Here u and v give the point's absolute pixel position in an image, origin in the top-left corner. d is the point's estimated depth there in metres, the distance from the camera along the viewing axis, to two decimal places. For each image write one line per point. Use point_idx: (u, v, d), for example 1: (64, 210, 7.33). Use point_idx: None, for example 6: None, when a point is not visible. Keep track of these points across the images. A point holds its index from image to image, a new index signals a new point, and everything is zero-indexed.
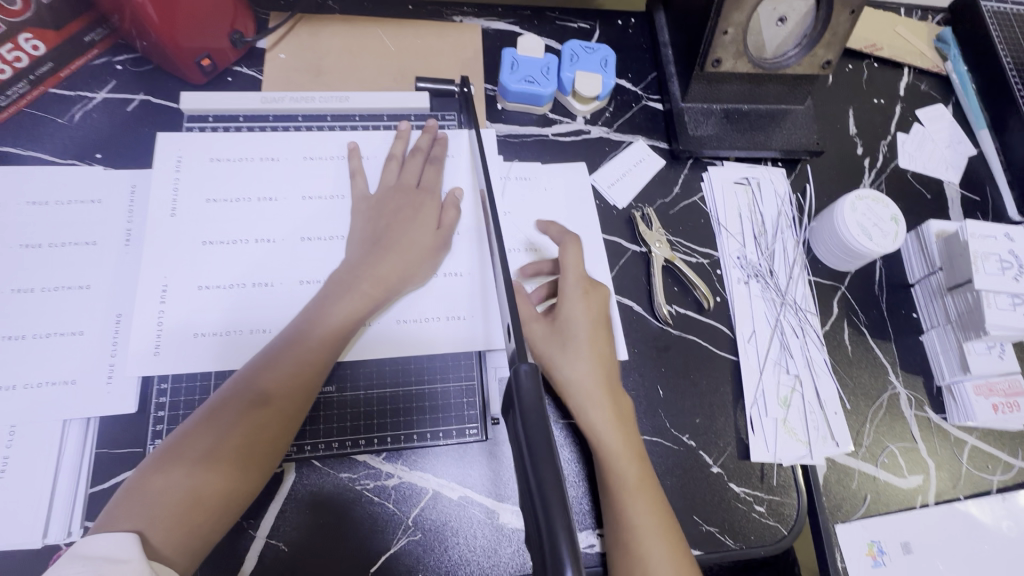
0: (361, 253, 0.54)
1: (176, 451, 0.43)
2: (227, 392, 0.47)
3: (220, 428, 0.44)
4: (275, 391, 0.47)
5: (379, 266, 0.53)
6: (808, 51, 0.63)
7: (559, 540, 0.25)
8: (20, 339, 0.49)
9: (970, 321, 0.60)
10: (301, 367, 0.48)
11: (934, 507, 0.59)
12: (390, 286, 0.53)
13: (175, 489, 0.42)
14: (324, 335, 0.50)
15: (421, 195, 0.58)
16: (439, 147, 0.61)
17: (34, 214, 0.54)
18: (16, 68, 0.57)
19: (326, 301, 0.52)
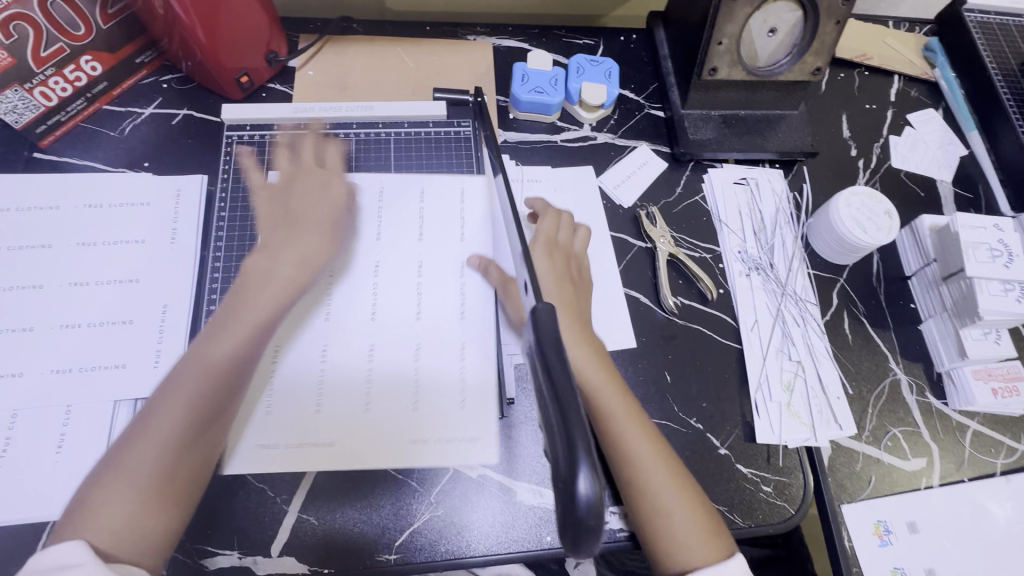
0: (275, 247, 0.56)
1: (110, 479, 0.44)
2: (147, 410, 0.47)
3: (148, 448, 0.45)
4: (201, 397, 0.47)
5: (297, 251, 0.56)
6: (799, 59, 0.68)
7: (578, 454, 0.29)
8: (76, 327, 0.54)
9: (964, 308, 0.62)
10: (221, 370, 0.49)
11: (938, 488, 0.60)
12: (296, 279, 0.55)
13: (122, 514, 0.43)
14: (236, 339, 0.50)
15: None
16: (437, 164, 0.64)
17: (90, 215, 0.59)
18: (76, 87, 0.62)
19: (225, 309, 0.52)
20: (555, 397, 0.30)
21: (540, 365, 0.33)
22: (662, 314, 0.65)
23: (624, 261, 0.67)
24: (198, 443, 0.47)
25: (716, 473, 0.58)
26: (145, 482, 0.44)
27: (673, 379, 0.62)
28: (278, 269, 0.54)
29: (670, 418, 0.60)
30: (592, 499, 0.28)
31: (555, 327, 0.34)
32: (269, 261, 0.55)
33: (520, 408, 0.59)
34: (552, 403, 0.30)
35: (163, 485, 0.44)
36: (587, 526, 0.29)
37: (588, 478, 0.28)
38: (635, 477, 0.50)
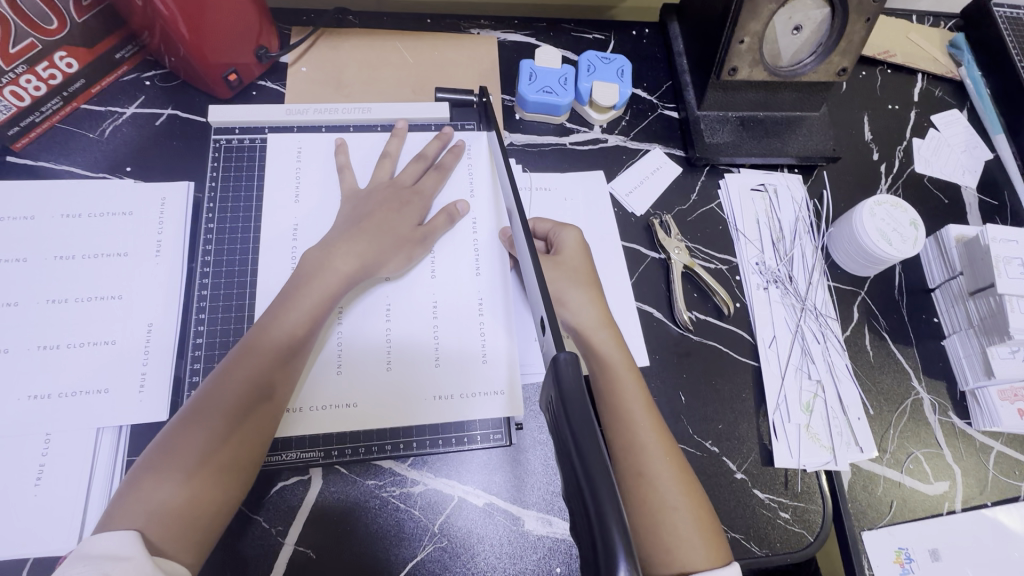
0: (328, 244, 0.53)
1: (161, 461, 0.42)
2: (202, 395, 0.45)
3: (199, 435, 0.43)
4: (254, 389, 0.46)
5: (351, 245, 0.53)
6: (824, 58, 0.64)
7: (612, 536, 0.26)
8: (55, 349, 0.50)
9: (993, 325, 0.60)
10: (274, 364, 0.47)
11: (961, 513, 0.58)
12: (353, 273, 0.52)
13: (172, 500, 0.41)
14: (289, 333, 0.49)
15: (413, 195, 0.58)
16: (451, 155, 0.62)
17: (68, 226, 0.55)
18: (51, 85, 0.58)
19: (281, 300, 0.50)
20: (581, 463, 0.29)
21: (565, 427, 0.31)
22: (676, 329, 0.62)
23: (636, 273, 0.63)
24: (249, 436, 0.45)
25: (732, 499, 0.56)
26: (195, 470, 0.42)
27: (688, 399, 0.59)
28: (334, 259, 0.52)
29: (685, 441, 0.57)
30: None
31: (577, 377, 0.33)
32: (321, 254, 0.52)
33: (528, 431, 0.56)
34: (579, 469, 0.29)
35: (211, 474, 0.43)
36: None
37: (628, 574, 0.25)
38: (637, 467, 0.47)
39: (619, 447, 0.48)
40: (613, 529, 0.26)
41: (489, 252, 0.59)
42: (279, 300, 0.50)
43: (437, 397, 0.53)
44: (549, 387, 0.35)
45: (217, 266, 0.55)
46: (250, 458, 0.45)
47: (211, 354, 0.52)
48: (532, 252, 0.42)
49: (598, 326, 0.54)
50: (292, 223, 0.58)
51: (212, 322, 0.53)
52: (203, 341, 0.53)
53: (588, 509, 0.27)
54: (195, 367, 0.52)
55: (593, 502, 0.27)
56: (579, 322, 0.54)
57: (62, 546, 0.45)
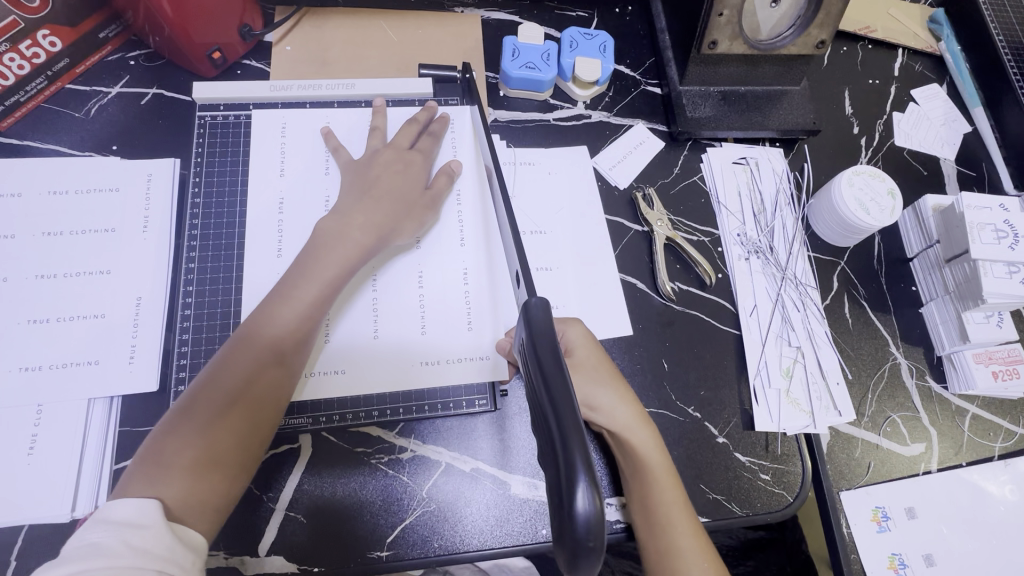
0: (338, 219, 0.54)
1: (175, 438, 0.43)
2: (214, 374, 0.46)
3: (213, 413, 0.44)
4: (267, 368, 0.47)
5: (366, 215, 0.54)
6: (803, 30, 0.65)
7: (574, 459, 0.28)
8: (45, 322, 0.51)
9: (967, 291, 0.61)
10: (287, 343, 0.48)
11: (936, 473, 0.60)
12: (367, 247, 0.53)
13: (187, 478, 0.42)
14: (302, 311, 0.49)
15: (411, 155, 0.59)
16: (439, 122, 0.62)
17: (55, 203, 0.55)
18: (35, 64, 0.58)
19: (294, 278, 0.50)
20: (548, 396, 0.31)
21: (535, 368, 0.33)
22: (660, 300, 0.63)
23: (620, 245, 0.64)
24: (262, 414, 0.46)
25: (714, 461, 0.57)
26: (211, 444, 0.44)
27: (671, 366, 0.60)
28: (347, 233, 0.53)
29: (668, 407, 0.58)
30: (591, 509, 0.28)
31: (544, 314, 0.35)
32: (333, 230, 0.53)
33: (514, 399, 0.57)
34: (546, 403, 0.31)
35: (225, 448, 0.44)
36: (584, 537, 0.28)
37: (587, 491, 0.28)
38: (665, 544, 0.50)
39: (656, 548, 0.50)
40: (574, 452, 0.28)
41: (474, 225, 0.60)
42: (292, 277, 0.51)
43: (422, 363, 0.54)
44: (521, 335, 0.37)
45: (204, 240, 0.56)
46: (263, 435, 0.46)
47: (199, 326, 0.53)
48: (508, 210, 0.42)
49: (634, 424, 0.53)
50: (278, 198, 0.58)
51: (200, 295, 0.54)
52: (191, 313, 0.54)
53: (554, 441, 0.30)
54: (184, 338, 0.53)
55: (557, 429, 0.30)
56: (614, 426, 0.52)
57: (57, 511, 0.46)
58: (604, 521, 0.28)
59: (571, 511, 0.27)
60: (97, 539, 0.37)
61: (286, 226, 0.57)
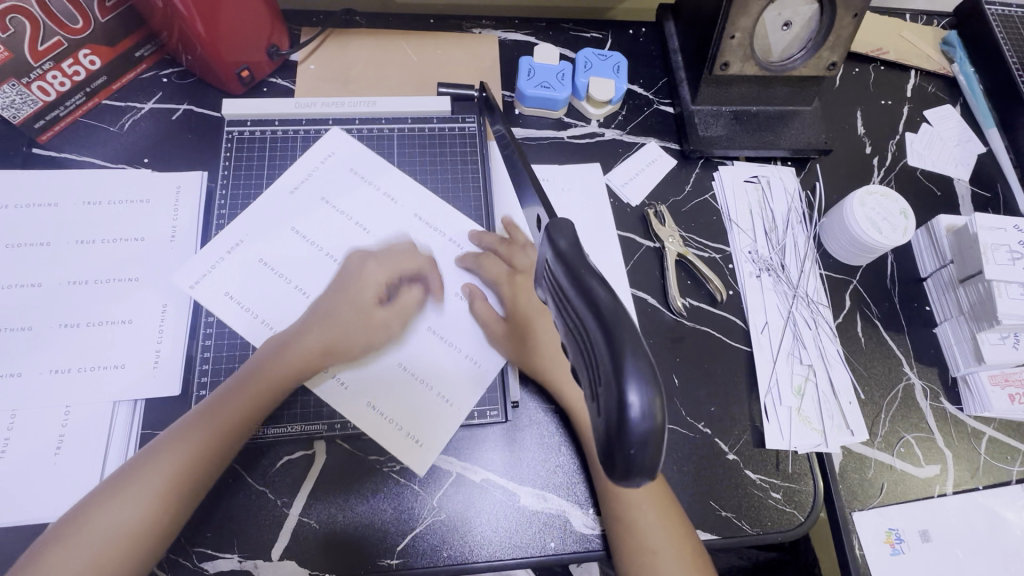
0: (319, 306, 0.56)
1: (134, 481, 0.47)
2: (179, 428, 0.49)
3: (172, 457, 0.47)
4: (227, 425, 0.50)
5: (357, 290, 0.57)
6: (814, 53, 0.66)
7: (626, 358, 0.28)
8: (75, 327, 0.53)
9: (982, 311, 0.61)
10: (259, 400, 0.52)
11: (952, 497, 0.59)
12: (351, 322, 0.55)
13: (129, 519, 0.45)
14: (279, 375, 0.53)
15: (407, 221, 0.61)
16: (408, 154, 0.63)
17: (89, 212, 0.58)
18: (75, 81, 0.61)
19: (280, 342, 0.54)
20: (597, 312, 0.29)
21: (572, 283, 0.32)
22: (671, 315, 0.63)
23: (632, 261, 0.65)
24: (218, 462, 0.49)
25: (724, 479, 0.57)
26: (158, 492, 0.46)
27: (681, 382, 0.60)
28: (336, 310, 0.56)
29: (678, 423, 0.59)
30: (645, 415, 0.27)
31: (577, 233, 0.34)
32: (307, 319, 0.55)
33: (525, 411, 0.57)
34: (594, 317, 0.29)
35: (169, 497, 0.46)
36: (641, 453, 0.27)
37: (639, 392, 0.27)
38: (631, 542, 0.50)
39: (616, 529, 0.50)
40: (623, 349, 0.28)
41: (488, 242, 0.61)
42: (266, 355, 0.53)
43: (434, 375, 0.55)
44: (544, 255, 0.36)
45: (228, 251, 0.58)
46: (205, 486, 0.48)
47: (221, 332, 0.55)
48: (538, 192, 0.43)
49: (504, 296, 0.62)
50: (299, 212, 0.60)
51: (222, 304, 0.56)
52: (214, 320, 0.55)
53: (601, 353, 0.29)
54: (206, 345, 0.54)
55: (609, 346, 0.28)
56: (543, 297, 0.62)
57: None
58: (664, 435, 0.27)
59: (624, 415, 0.27)
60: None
61: (306, 239, 0.59)
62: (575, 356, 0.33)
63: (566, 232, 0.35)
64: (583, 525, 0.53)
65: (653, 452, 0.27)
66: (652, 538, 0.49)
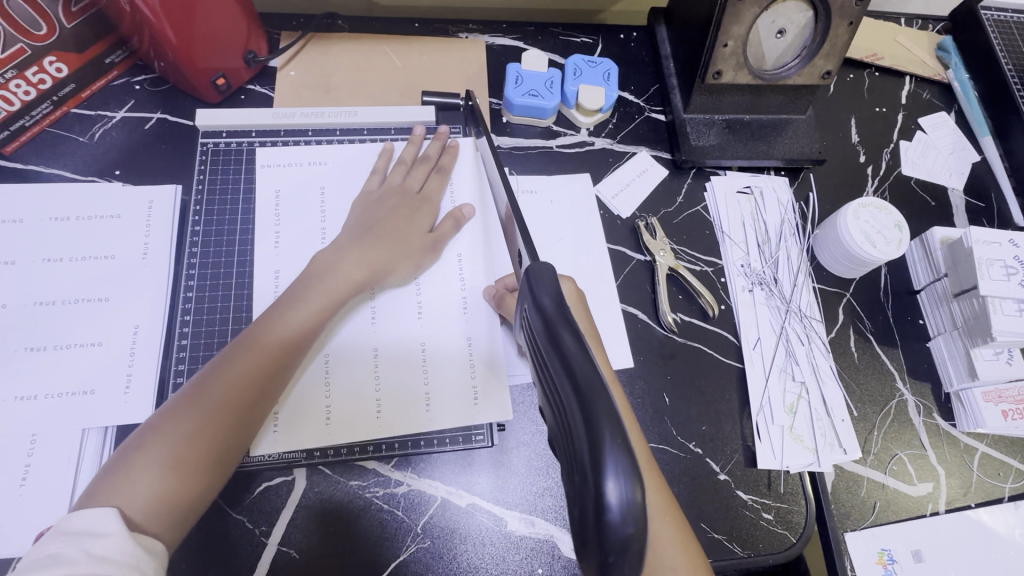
0: (318, 270, 0.53)
1: (155, 447, 0.42)
2: (187, 393, 0.45)
3: (192, 424, 0.44)
4: (249, 384, 0.47)
5: (363, 252, 0.54)
6: (808, 62, 0.64)
7: (607, 450, 0.24)
8: (41, 350, 0.51)
9: (976, 327, 0.60)
10: (280, 358, 0.49)
11: (944, 515, 0.58)
12: (355, 282, 0.53)
13: (157, 485, 0.41)
14: (295, 331, 0.50)
15: (421, 202, 0.60)
16: (447, 155, 0.63)
17: (56, 229, 0.55)
18: (40, 90, 0.58)
19: (285, 300, 0.51)
20: (574, 392, 0.26)
21: (551, 354, 0.28)
22: (662, 331, 0.62)
23: (622, 275, 0.64)
24: (249, 424, 0.46)
25: (716, 500, 0.56)
26: (184, 458, 0.43)
27: (672, 400, 0.59)
28: (341, 267, 0.53)
29: (668, 442, 0.57)
30: (630, 514, 0.24)
31: (556, 284, 0.30)
32: (311, 282, 0.52)
33: (512, 433, 0.56)
34: (572, 401, 0.26)
35: (200, 463, 0.43)
36: (619, 560, 0.25)
37: (622, 489, 0.24)
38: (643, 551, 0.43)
39: None
40: (605, 455, 0.24)
41: (474, 263, 0.60)
42: (270, 315, 0.50)
43: (426, 399, 0.54)
44: (524, 306, 0.32)
45: (203, 270, 0.56)
46: (234, 448, 0.46)
47: (195, 355, 0.53)
48: (516, 209, 0.41)
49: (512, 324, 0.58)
50: (275, 232, 0.58)
51: (198, 325, 0.54)
52: (187, 343, 0.53)
53: (580, 443, 0.25)
54: (179, 368, 0.52)
55: (588, 436, 0.25)
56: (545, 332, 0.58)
57: None
58: (645, 540, 0.25)
59: (605, 518, 0.24)
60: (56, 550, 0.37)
61: (283, 258, 0.57)
62: (557, 424, 0.30)
63: (551, 287, 0.30)
64: (571, 550, 0.52)
65: (634, 558, 0.25)
66: (667, 555, 0.43)
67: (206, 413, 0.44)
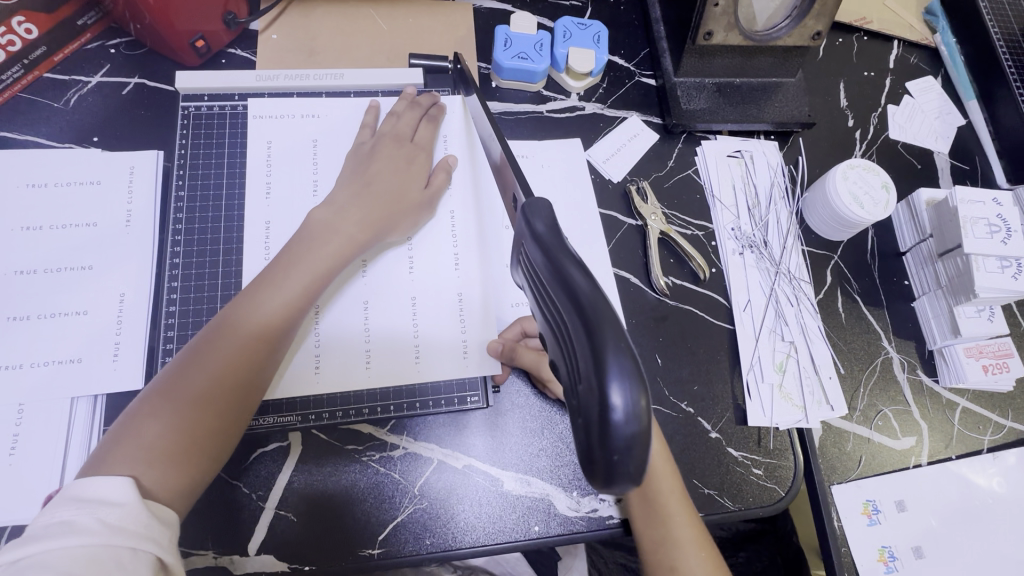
0: (318, 229, 0.52)
1: (164, 412, 0.41)
2: (189, 359, 0.44)
3: (200, 388, 0.43)
4: (253, 347, 0.46)
5: (360, 210, 0.54)
6: (798, 22, 0.64)
7: (605, 343, 0.25)
8: (25, 319, 0.50)
9: (960, 285, 0.61)
10: (284, 320, 0.48)
11: (927, 466, 0.60)
12: (347, 252, 0.52)
13: (168, 449, 0.41)
14: (296, 294, 0.49)
15: (415, 150, 0.59)
16: (437, 107, 0.62)
17: (34, 196, 0.54)
18: (11, 51, 0.56)
19: (270, 277, 0.49)
20: (573, 297, 0.27)
21: (548, 274, 0.30)
22: (653, 295, 0.62)
23: (614, 239, 0.64)
24: (257, 384, 0.46)
25: (707, 456, 0.57)
26: (194, 418, 0.42)
27: (664, 361, 0.60)
28: (341, 228, 0.52)
29: (662, 402, 0.58)
30: (631, 409, 0.25)
31: (550, 212, 0.33)
32: (310, 241, 0.51)
33: (507, 395, 0.56)
34: (570, 306, 0.27)
35: (210, 424, 0.43)
36: (624, 462, 0.25)
37: (623, 388, 0.25)
38: (671, 561, 0.48)
39: (653, 541, 0.49)
40: (608, 351, 0.25)
41: (466, 227, 0.59)
42: (270, 277, 0.49)
43: (416, 358, 0.54)
44: (519, 241, 0.34)
45: (189, 236, 0.55)
46: (243, 412, 0.45)
47: (184, 323, 0.52)
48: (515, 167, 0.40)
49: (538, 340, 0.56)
50: (266, 181, 0.57)
51: (186, 290, 0.53)
52: (176, 309, 0.52)
53: (579, 345, 0.26)
54: (168, 335, 0.51)
55: (588, 336, 0.26)
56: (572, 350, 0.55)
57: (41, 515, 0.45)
58: (650, 439, 0.25)
59: (606, 413, 0.25)
60: (69, 516, 0.35)
61: (275, 208, 0.56)
62: (555, 346, 0.31)
63: (545, 216, 0.32)
64: (566, 507, 0.53)
65: (638, 461, 0.25)
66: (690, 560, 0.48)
67: (215, 374, 0.44)
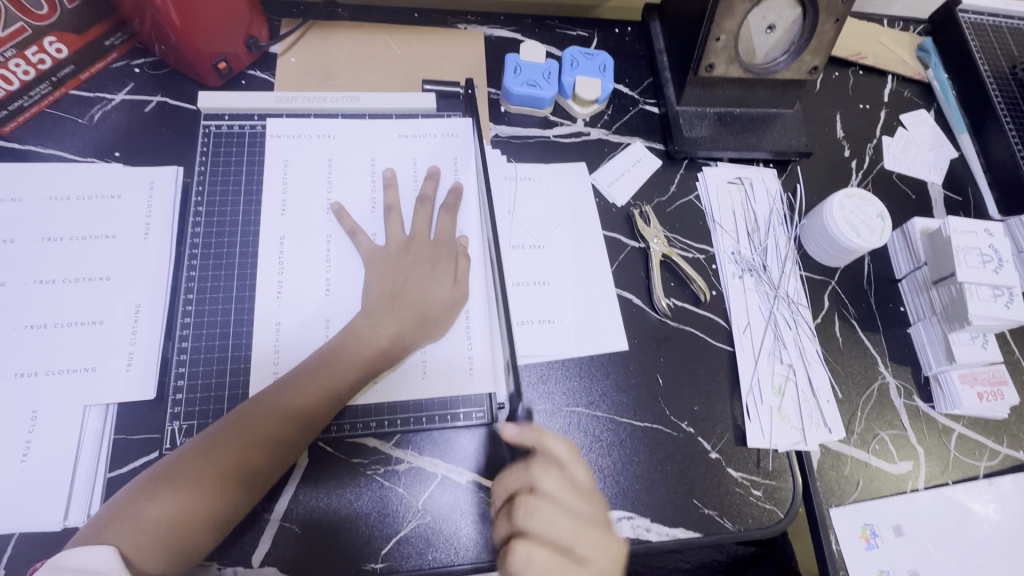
0: (377, 303, 0.54)
1: (194, 464, 0.45)
2: (235, 416, 0.48)
3: (231, 449, 0.46)
4: (289, 420, 0.48)
5: (409, 297, 0.54)
6: (796, 57, 0.67)
7: None
8: (42, 328, 0.51)
9: (954, 313, 0.63)
10: (324, 401, 0.49)
11: (924, 491, 0.61)
12: (386, 355, 0.52)
13: (178, 501, 0.43)
14: (341, 376, 0.50)
15: (434, 241, 0.57)
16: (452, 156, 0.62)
17: (55, 208, 0.55)
18: (39, 69, 0.58)
19: (323, 353, 0.51)
20: None
21: None
22: (656, 315, 0.64)
23: (617, 261, 0.66)
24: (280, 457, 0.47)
25: (708, 477, 0.58)
26: (216, 478, 0.45)
27: (666, 381, 0.61)
28: (390, 315, 0.53)
29: (662, 422, 0.59)
30: None
31: None
32: (369, 316, 0.53)
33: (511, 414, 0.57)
34: None
35: (225, 487, 0.45)
36: None
37: None
38: None
39: None
40: None
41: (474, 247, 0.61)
42: (328, 352, 0.51)
43: (424, 374, 0.55)
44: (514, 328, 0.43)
45: (205, 250, 0.56)
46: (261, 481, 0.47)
47: (198, 334, 0.53)
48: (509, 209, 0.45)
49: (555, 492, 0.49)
50: (281, 198, 0.59)
51: (200, 302, 0.54)
52: (190, 322, 0.54)
53: None
54: (183, 346, 0.53)
55: None
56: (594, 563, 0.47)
57: (46, 523, 0.46)
58: None
59: None
60: None
61: (289, 224, 0.58)
62: None
63: None
64: None
65: None
66: None
67: (247, 439, 0.47)
